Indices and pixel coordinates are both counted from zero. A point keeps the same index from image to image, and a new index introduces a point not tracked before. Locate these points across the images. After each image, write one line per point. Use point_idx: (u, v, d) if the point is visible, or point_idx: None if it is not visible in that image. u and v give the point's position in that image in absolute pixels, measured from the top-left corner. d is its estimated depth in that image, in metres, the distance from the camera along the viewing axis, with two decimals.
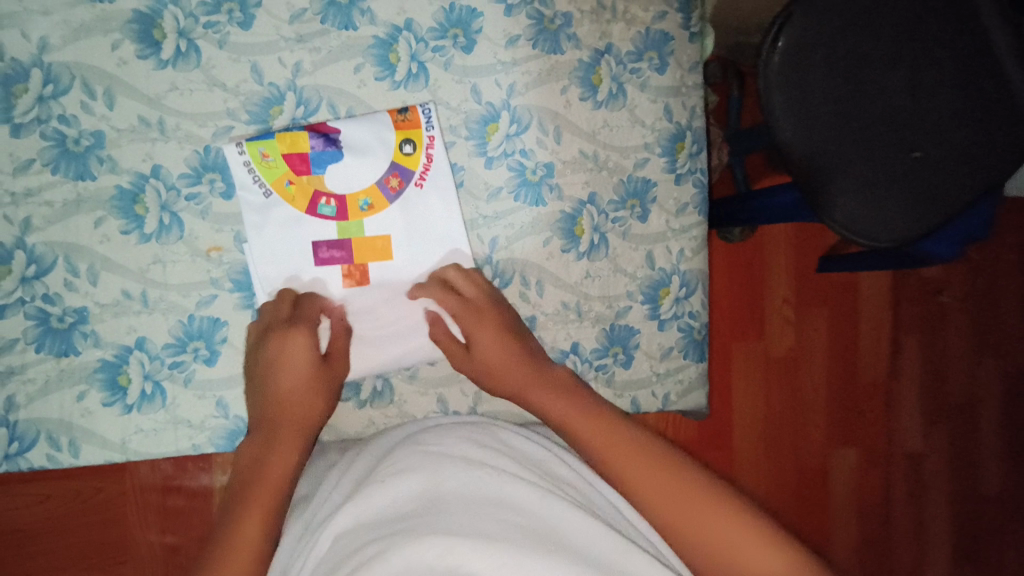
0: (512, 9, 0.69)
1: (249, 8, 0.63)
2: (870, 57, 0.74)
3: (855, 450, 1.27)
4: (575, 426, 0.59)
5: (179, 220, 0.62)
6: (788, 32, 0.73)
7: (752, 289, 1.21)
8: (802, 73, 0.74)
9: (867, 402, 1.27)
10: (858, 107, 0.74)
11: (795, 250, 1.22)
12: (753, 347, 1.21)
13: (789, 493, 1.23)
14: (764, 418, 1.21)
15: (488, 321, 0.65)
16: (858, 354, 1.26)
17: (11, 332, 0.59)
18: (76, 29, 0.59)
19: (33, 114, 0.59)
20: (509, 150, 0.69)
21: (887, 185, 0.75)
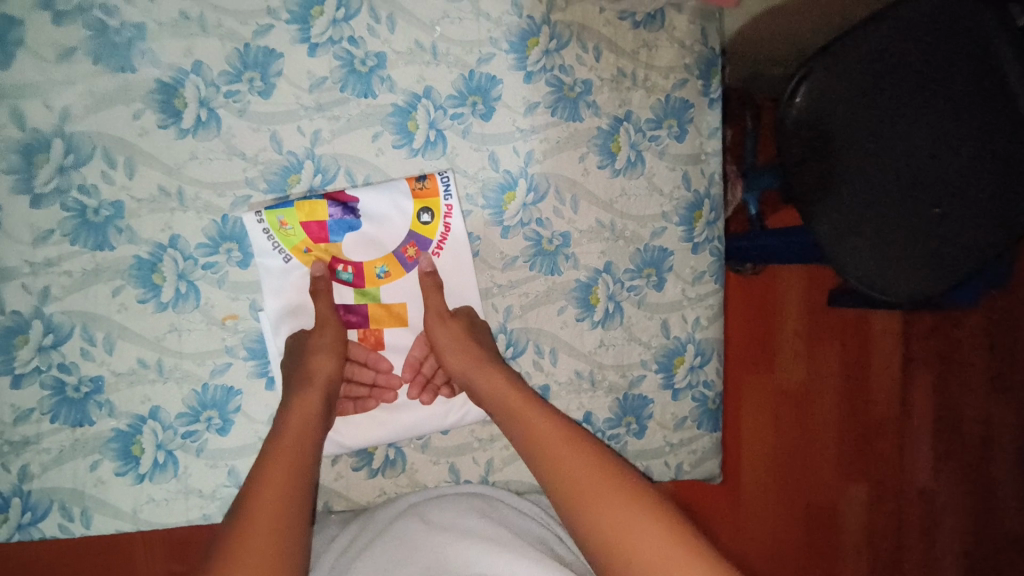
0: (532, 76, 0.68)
1: (270, 77, 0.63)
2: (891, 116, 0.65)
3: (870, 500, 1.14)
4: (549, 447, 0.56)
5: (195, 289, 0.62)
6: (808, 87, 0.65)
7: (764, 322, 1.11)
8: (822, 134, 0.66)
9: (882, 447, 1.15)
10: (877, 167, 0.66)
11: (808, 282, 1.13)
12: (762, 386, 1.10)
13: (795, 547, 1.10)
14: (771, 464, 1.09)
15: (487, 365, 0.64)
16: (872, 396, 1.15)
17: (28, 400, 0.60)
18: (99, 100, 0.59)
19: (53, 184, 0.59)
20: (526, 220, 0.69)
21: (905, 242, 0.66)
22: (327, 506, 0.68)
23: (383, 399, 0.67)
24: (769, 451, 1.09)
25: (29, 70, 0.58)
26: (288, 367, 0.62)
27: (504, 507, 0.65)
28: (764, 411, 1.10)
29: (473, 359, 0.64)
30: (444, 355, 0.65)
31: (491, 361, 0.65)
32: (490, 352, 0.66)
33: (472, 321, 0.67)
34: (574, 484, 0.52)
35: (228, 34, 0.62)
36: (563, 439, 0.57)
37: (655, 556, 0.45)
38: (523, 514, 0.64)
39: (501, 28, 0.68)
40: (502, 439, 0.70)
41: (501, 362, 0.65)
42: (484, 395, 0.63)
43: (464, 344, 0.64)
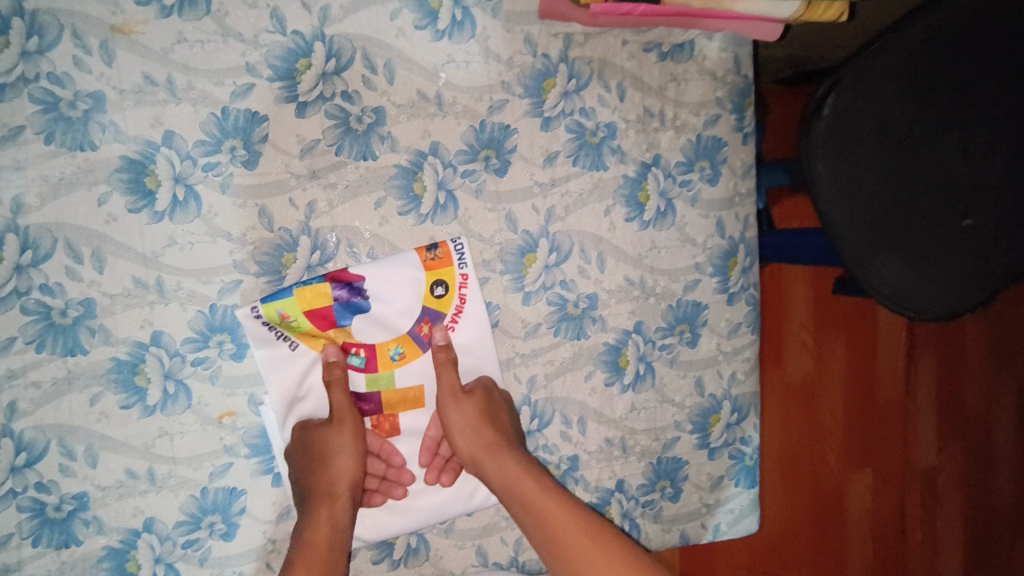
0: (550, 122, 0.61)
1: (254, 145, 0.55)
2: (926, 123, 0.62)
3: (870, 470, 1.26)
4: (564, 535, 0.53)
5: (186, 388, 0.55)
6: (839, 94, 0.60)
7: (772, 316, 1.21)
8: (853, 143, 0.61)
9: (883, 423, 1.27)
10: (908, 176, 0.63)
11: (814, 277, 1.22)
12: (773, 375, 1.21)
13: (808, 521, 1.22)
14: (784, 444, 1.21)
15: (503, 450, 0.59)
16: (876, 374, 1.26)
17: (3, 527, 0.53)
18: (56, 185, 0.51)
19: (10, 286, 0.51)
20: (548, 283, 0.62)
21: (937, 254, 0.65)
22: None
23: (391, 494, 0.61)
24: (781, 433, 1.21)
25: None
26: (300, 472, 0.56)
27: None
28: (776, 398, 1.21)
29: (489, 441, 0.59)
30: (456, 437, 0.60)
31: (510, 445, 0.59)
32: (513, 435, 0.60)
33: (491, 399, 0.60)
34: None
35: (201, 97, 0.53)
36: (586, 539, 0.52)
37: None
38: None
39: (513, 70, 0.60)
40: None
41: (516, 443, 0.60)
42: (494, 474, 0.58)
43: (477, 427, 0.59)
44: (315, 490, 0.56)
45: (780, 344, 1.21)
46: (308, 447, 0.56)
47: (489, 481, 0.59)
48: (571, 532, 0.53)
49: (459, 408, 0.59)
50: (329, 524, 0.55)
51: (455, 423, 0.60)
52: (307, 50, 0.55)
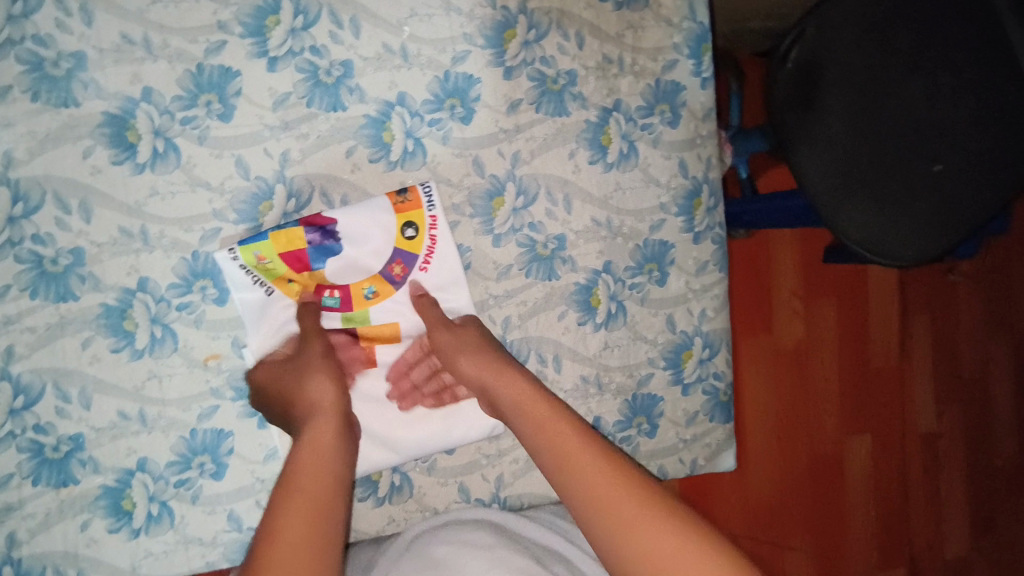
0: (512, 71, 0.64)
1: (229, 98, 0.58)
2: (885, 76, 0.71)
3: (869, 436, 1.27)
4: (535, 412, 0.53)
5: (172, 333, 0.58)
6: (799, 49, 0.72)
7: (761, 283, 1.21)
8: (821, 95, 0.73)
9: (879, 387, 1.28)
10: (873, 122, 0.72)
11: (801, 243, 1.22)
12: (764, 342, 1.21)
13: (807, 487, 1.23)
14: (779, 413, 1.21)
15: (516, 378, 0.56)
16: (870, 337, 1.27)
17: (4, 467, 0.56)
18: (43, 140, 0.54)
19: (4, 236, 0.54)
20: (517, 225, 0.65)
21: (905, 198, 0.73)
22: None
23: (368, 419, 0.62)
24: (776, 401, 1.21)
25: None
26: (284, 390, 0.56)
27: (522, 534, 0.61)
28: (767, 364, 1.21)
29: (491, 363, 0.58)
30: (457, 362, 0.59)
31: (521, 374, 0.57)
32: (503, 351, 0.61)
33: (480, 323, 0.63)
34: (569, 475, 0.47)
35: (177, 54, 0.56)
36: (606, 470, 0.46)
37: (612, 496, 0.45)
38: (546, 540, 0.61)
39: (474, 22, 0.62)
40: (510, 453, 0.67)
41: (530, 375, 0.57)
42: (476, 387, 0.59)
43: (467, 345, 0.60)
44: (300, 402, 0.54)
45: (769, 310, 1.21)
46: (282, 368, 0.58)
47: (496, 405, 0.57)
48: (592, 462, 0.47)
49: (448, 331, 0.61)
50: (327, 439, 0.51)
51: (442, 342, 0.60)
52: (276, 7, 0.58)
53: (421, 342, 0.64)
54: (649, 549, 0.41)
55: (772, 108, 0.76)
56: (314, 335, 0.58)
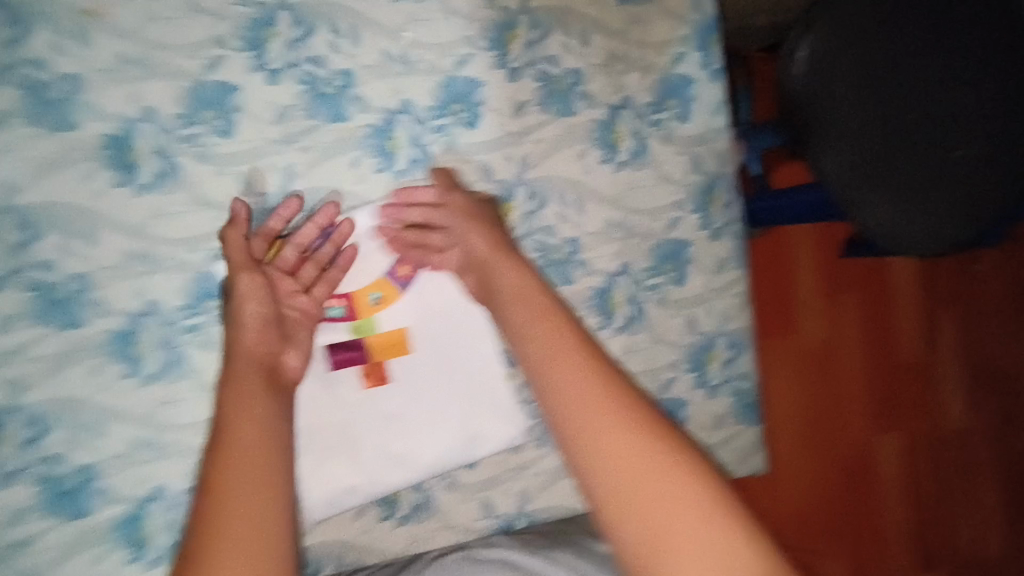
0: (517, 73, 0.62)
1: (230, 114, 0.57)
2: (902, 59, 0.68)
3: (901, 434, 1.24)
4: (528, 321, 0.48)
5: (181, 356, 0.57)
6: (809, 38, 0.69)
7: (780, 282, 1.18)
8: (835, 83, 0.69)
9: (908, 383, 1.24)
10: (893, 106, 0.68)
11: (819, 239, 1.19)
12: (786, 341, 1.18)
13: (837, 487, 1.20)
14: (803, 411, 1.19)
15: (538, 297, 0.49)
16: (896, 333, 1.23)
17: (16, 501, 0.55)
18: (44, 165, 0.54)
19: (9, 265, 0.53)
20: (529, 230, 0.63)
21: (928, 188, 0.69)
22: (357, 563, 0.62)
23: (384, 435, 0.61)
24: (800, 399, 1.19)
25: None
26: (237, 346, 0.49)
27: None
28: (790, 363, 1.19)
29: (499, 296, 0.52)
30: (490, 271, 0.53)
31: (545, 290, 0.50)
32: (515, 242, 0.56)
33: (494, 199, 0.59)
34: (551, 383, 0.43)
35: (175, 72, 0.55)
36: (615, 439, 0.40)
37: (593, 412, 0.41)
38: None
39: (476, 24, 0.61)
40: (533, 465, 0.65)
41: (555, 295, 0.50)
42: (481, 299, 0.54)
43: (483, 230, 0.55)
44: (235, 376, 0.46)
45: (790, 308, 1.18)
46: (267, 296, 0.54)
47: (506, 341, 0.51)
48: (600, 416, 0.41)
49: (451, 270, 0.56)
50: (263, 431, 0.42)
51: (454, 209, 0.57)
52: (273, 19, 0.57)
53: (434, 351, 0.61)
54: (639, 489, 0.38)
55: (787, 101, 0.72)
56: (245, 266, 0.53)
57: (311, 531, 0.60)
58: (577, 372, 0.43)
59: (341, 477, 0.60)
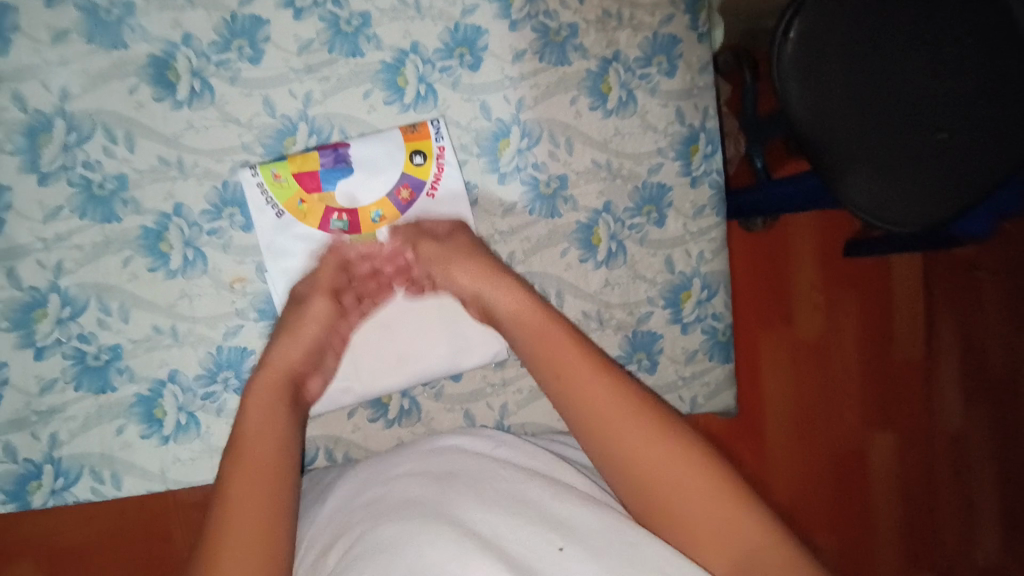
0: (517, 24, 0.68)
1: (259, 43, 0.64)
2: (887, 44, 0.68)
3: (895, 434, 1.27)
4: (520, 312, 0.60)
5: (203, 255, 0.64)
6: (801, 21, 0.68)
7: (778, 277, 1.21)
8: (817, 62, 0.69)
9: (904, 383, 1.27)
10: (878, 92, 0.69)
11: (819, 234, 1.23)
12: (783, 335, 1.20)
13: (829, 481, 1.23)
14: (799, 406, 1.20)
15: (532, 311, 0.60)
16: (893, 333, 1.27)
17: (51, 371, 0.62)
18: (95, 77, 0.61)
19: (58, 162, 0.61)
20: (522, 165, 0.69)
21: (912, 167, 0.71)
22: (347, 457, 0.69)
23: (378, 338, 0.67)
24: (796, 396, 1.20)
25: (23, 52, 0.60)
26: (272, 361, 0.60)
27: (566, 490, 0.55)
28: (788, 357, 1.20)
29: (480, 269, 0.63)
30: (483, 293, 0.63)
31: (529, 292, 0.62)
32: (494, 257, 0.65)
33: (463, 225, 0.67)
34: (537, 343, 0.59)
35: (214, 4, 0.63)
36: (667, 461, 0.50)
37: (576, 369, 0.56)
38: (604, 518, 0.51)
39: None
40: (514, 383, 0.71)
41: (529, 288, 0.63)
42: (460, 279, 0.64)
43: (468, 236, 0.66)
44: (267, 384, 0.59)
45: (789, 304, 1.21)
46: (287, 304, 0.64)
47: (501, 316, 0.62)
48: (587, 376, 0.55)
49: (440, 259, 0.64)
50: (271, 453, 0.55)
51: (427, 253, 0.65)
52: None
53: None
54: (616, 437, 0.52)
55: (777, 80, 0.70)
56: (326, 292, 0.63)
57: (306, 426, 0.68)
58: (565, 351, 0.57)
59: (338, 378, 0.66)
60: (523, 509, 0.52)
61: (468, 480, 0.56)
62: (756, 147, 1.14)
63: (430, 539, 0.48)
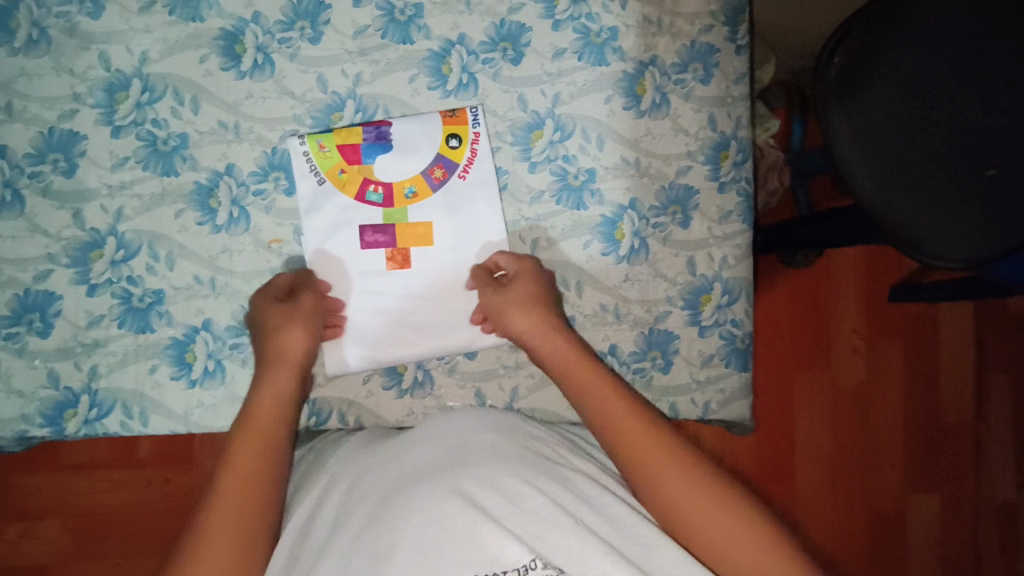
0: (560, 24, 0.72)
1: (319, 26, 0.69)
2: (938, 76, 0.66)
3: (938, 496, 1.19)
4: (555, 347, 0.64)
5: (246, 215, 0.68)
6: (845, 48, 0.69)
7: (818, 317, 1.18)
8: (862, 90, 0.68)
9: (950, 444, 1.19)
10: (928, 123, 0.67)
11: (864, 276, 1.19)
12: (819, 378, 1.17)
13: (862, 539, 1.18)
14: (832, 454, 1.17)
15: (580, 360, 0.63)
16: (940, 391, 1.19)
17: (99, 308, 0.67)
18: (171, 45, 0.68)
19: (131, 118, 0.67)
20: (552, 156, 0.72)
21: (958, 203, 0.65)
22: (358, 422, 0.71)
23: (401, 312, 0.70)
24: (829, 442, 1.17)
25: (114, 19, 0.67)
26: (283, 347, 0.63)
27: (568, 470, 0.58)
28: (823, 402, 1.17)
29: (535, 318, 0.65)
30: (530, 343, 0.65)
31: (564, 332, 0.65)
32: (548, 306, 0.66)
33: (539, 265, 0.70)
34: (571, 376, 0.62)
35: None
36: (688, 484, 0.52)
37: (609, 402, 0.59)
38: (609, 501, 0.54)
39: None
40: (527, 367, 0.72)
41: (565, 329, 0.66)
42: (509, 327, 0.66)
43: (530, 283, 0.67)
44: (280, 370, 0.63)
45: (828, 347, 1.17)
46: (272, 300, 0.65)
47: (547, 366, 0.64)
48: (618, 408, 0.58)
49: (492, 293, 0.67)
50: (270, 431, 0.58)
51: (487, 302, 0.68)
52: None
53: (453, 246, 0.70)
54: (647, 465, 0.54)
55: (820, 106, 0.71)
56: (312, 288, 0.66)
57: (323, 386, 0.70)
58: (600, 385, 0.60)
59: (359, 341, 0.69)
60: (537, 480, 0.54)
61: (476, 459, 0.55)
62: (799, 181, 1.12)
63: (439, 511, 0.50)
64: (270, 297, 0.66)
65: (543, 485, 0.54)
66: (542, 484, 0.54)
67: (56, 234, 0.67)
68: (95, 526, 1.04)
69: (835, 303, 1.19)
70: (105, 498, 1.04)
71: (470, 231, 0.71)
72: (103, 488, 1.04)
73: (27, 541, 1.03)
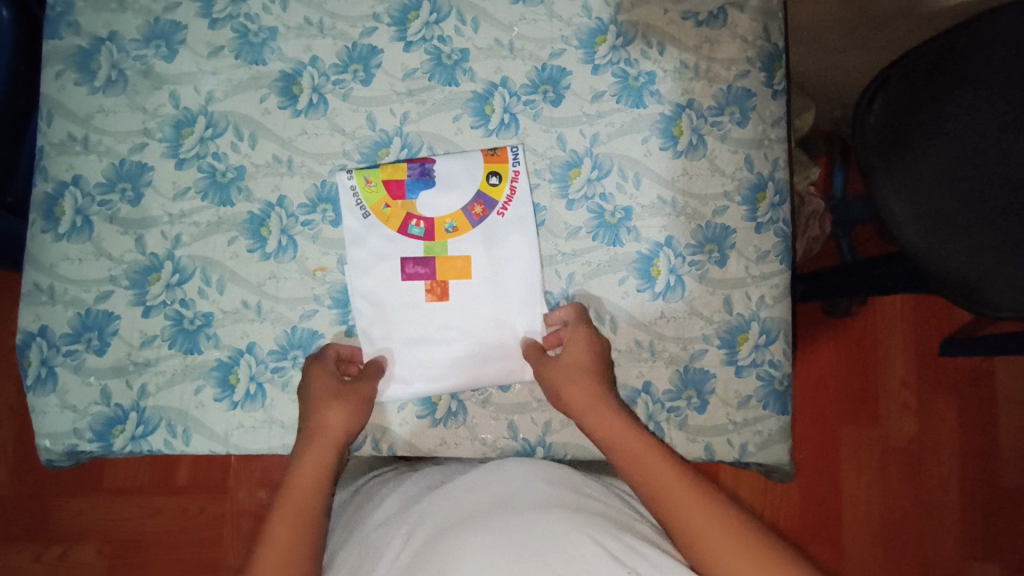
0: (599, 68, 0.75)
1: (371, 68, 0.74)
2: (984, 123, 0.66)
3: (1000, 567, 1.11)
4: (601, 404, 0.65)
5: (294, 243, 0.72)
6: (885, 95, 0.69)
7: (864, 369, 1.14)
8: (905, 137, 0.68)
9: (1012, 510, 1.12)
10: (976, 170, 0.66)
11: (913, 327, 1.15)
12: (866, 432, 1.13)
13: None
14: (881, 514, 1.12)
15: (637, 433, 0.63)
16: (999, 451, 1.13)
17: (152, 328, 0.71)
18: (235, 85, 0.73)
19: (194, 151, 0.72)
20: (590, 194, 0.74)
21: (1012, 249, 0.64)
22: (391, 450, 0.72)
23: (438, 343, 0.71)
24: (877, 501, 1.12)
25: (185, 62, 0.73)
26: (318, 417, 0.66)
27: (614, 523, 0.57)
28: (871, 458, 1.13)
29: (592, 389, 0.66)
30: (573, 408, 0.66)
31: (603, 396, 0.66)
32: (603, 379, 0.68)
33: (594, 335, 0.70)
34: (616, 438, 0.63)
35: (340, 34, 0.74)
36: (735, 546, 0.52)
37: (654, 466, 0.60)
38: (660, 556, 0.53)
39: (571, 27, 0.75)
40: None
41: (609, 394, 0.67)
42: (572, 408, 0.66)
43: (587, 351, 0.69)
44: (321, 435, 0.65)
45: (875, 400, 1.14)
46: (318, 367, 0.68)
47: (589, 430, 0.65)
48: (663, 475, 0.59)
49: (549, 364, 0.69)
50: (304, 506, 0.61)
51: (559, 372, 0.67)
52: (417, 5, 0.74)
53: (490, 279, 0.72)
54: (693, 526, 0.55)
55: (860, 152, 0.70)
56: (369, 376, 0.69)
57: None
58: (646, 451, 0.61)
59: (396, 368, 0.71)
60: (588, 530, 0.54)
61: (525, 509, 0.56)
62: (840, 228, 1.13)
63: (484, 557, 0.51)
64: (331, 369, 0.68)
65: (594, 535, 0.54)
66: (594, 534, 0.54)
67: (118, 258, 0.71)
68: (129, 552, 1.06)
69: (881, 355, 1.15)
70: (140, 524, 1.06)
71: (507, 266, 0.72)
72: (139, 513, 1.07)
73: (65, 564, 1.06)
